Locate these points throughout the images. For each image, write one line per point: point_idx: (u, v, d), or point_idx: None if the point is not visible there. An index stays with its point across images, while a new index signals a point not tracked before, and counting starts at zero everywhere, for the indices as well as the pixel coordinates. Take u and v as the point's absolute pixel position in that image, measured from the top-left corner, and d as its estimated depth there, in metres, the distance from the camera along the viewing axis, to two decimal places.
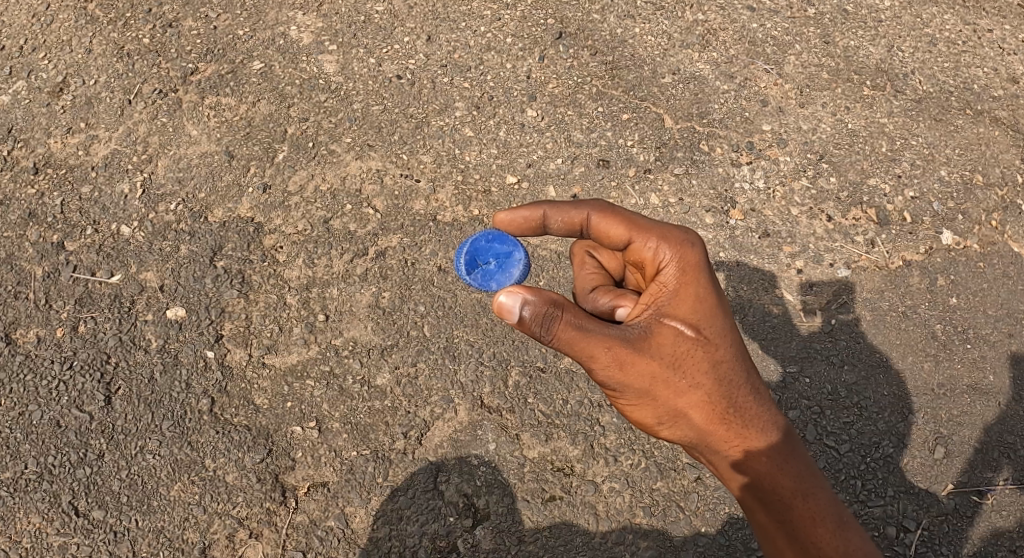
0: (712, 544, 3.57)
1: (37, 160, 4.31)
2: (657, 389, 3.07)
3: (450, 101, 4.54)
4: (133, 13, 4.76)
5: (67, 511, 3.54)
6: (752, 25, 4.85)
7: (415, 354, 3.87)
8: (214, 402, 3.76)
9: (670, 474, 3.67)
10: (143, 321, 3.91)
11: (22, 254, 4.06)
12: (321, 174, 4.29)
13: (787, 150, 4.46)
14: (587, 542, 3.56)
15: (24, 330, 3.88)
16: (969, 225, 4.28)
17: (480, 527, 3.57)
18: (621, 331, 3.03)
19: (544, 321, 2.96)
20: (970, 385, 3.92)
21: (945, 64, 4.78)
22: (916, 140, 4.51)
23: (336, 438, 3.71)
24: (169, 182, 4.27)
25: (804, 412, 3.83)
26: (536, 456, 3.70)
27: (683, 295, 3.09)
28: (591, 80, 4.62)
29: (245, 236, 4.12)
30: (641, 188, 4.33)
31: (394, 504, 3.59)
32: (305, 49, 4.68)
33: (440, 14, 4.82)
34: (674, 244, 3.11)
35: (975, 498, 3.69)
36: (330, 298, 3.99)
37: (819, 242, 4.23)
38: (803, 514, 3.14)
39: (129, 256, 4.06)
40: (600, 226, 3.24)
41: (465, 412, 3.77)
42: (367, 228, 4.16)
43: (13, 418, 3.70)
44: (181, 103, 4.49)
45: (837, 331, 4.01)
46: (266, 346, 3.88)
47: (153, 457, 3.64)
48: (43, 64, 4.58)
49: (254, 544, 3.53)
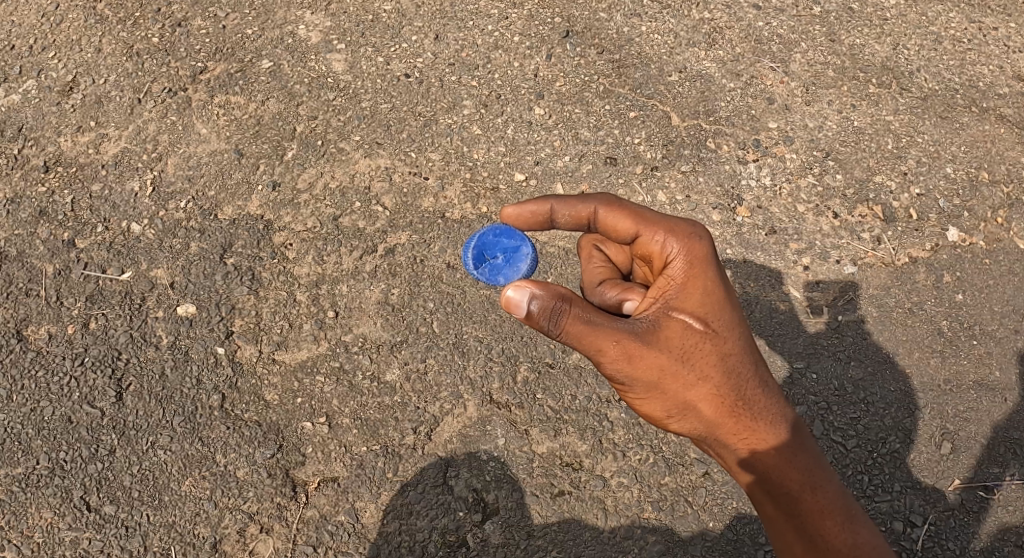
0: (720, 539, 3.59)
1: (47, 159, 4.34)
2: (665, 383, 3.09)
3: (457, 99, 4.56)
4: (142, 12, 4.79)
5: (78, 506, 3.56)
6: (758, 23, 4.87)
7: (425, 350, 3.89)
8: (224, 397, 3.78)
9: (679, 469, 3.69)
10: (153, 318, 3.94)
11: (33, 252, 4.09)
12: (329, 172, 4.32)
13: (793, 148, 4.49)
14: (596, 537, 3.58)
15: (35, 327, 3.91)
16: (975, 222, 4.30)
17: (490, 522, 3.59)
18: (629, 325, 3.05)
19: (551, 315, 2.99)
20: (976, 381, 3.94)
21: (951, 61, 4.80)
22: (921, 137, 4.53)
23: (345, 434, 3.73)
24: (178, 180, 4.30)
25: (811, 407, 3.85)
26: (545, 451, 3.72)
27: (690, 288, 3.11)
28: (598, 78, 4.65)
29: (254, 233, 4.15)
30: (648, 185, 4.35)
31: (404, 499, 3.62)
32: (313, 48, 4.70)
33: (447, 13, 4.85)
34: (681, 237, 3.14)
35: (982, 493, 3.71)
36: (339, 295, 4.01)
37: (826, 239, 4.25)
38: (811, 508, 3.16)
39: (140, 254, 4.09)
40: (607, 220, 3.28)
41: (475, 408, 3.79)
42: (375, 225, 4.18)
43: (25, 414, 3.73)
44: (190, 102, 4.52)
45: (844, 327, 4.03)
46: (276, 342, 3.91)
47: (164, 453, 3.67)
48: (52, 64, 4.61)
49: (264, 539, 3.55)
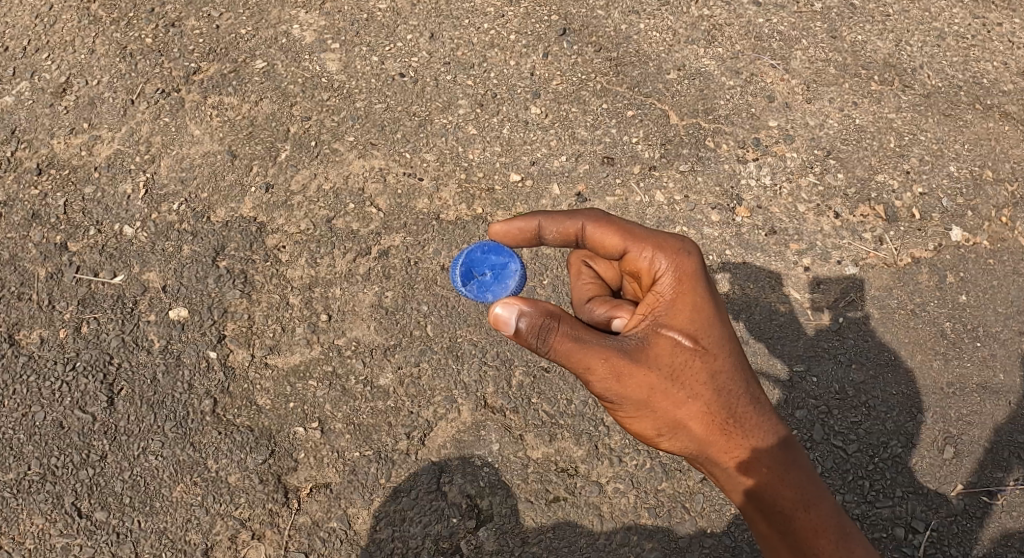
0: (718, 546, 3.53)
1: (40, 161, 4.30)
2: (655, 401, 3.03)
3: (453, 98, 4.51)
4: (136, 13, 4.74)
5: (69, 512, 3.53)
6: (758, 20, 4.80)
7: (419, 354, 3.84)
8: (216, 402, 3.74)
9: (676, 475, 3.63)
10: (145, 321, 3.90)
11: (25, 255, 4.05)
12: (323, 173, 4.27)
13: (794, 146, 4.42)
14: (591, 543, 3.53)
15: (27, 332, 3.87)
16: (979, 222, 4.23)
17: (484, 528, 3.54)
18: (618, 342, 3.00)
19: (539, 332, 2.95)
20: (980, 384, 3.87)
21: (954, 58, 4.72)
22: (924, 135, 4.46)
23: (338, 439, 3.69)
24: (171, 182, 4.26)
25: (811, 411, 3.79)
26: (540, 457, 3.67)
27: (680, 304, 3.05)
28: (595, 77, 4.58)
29: (247, 236, 4.10)
30: (646, 185, 4.29)
31: (397, 505, 3.57)
32: (307, 47, 4.65)
33: (443, 11, 4.79)
34: (670, 253, 3.09)
35: (985, 498, 3.64)
36: (332, 298, 3.97)
37: (826, 239, 4.19)
38: (805, 526, 3.09)
39: (132, 257, 4.05)
40: (594, 236, 3.22)
41: (469, 412, 3.74)
42: (369, 227, 4.13)
43: (16, 420, 3.69)
44: (183, 103, 4.47)
45: (845, 329, 3.97)
46: (268, 346, 3.86)
47: (155, 458, 3.63)
48: (45, 65, 4.57)
49: (256, 545, 3.51)
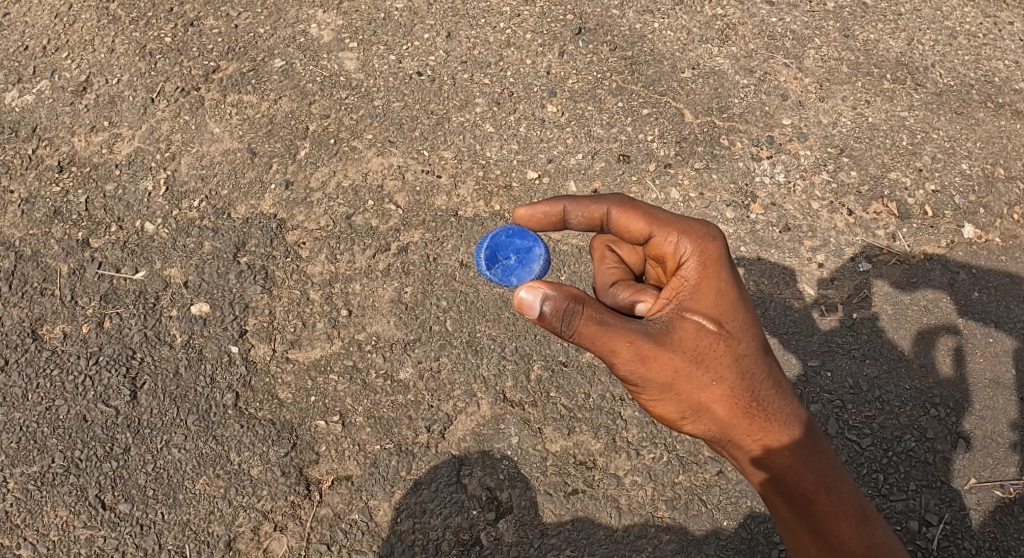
0: (735, 538, 3.57)
1: (61, 159, 4.36)
2: (679, 384, 3.08)
3: (470, 97, 4.56)
4: (155, 12, 4.80)
5: (94, 504, 3.57)
6: (771, 19, 4.85)
7: (438, 349, 3.89)
8: (238, 396, 3.79)
9: (692, 468, 3.68)
10: (167, 317, 3.95)
11: (47, 252, 4.10)
12: (342, 170, 4.32)
13: (807, 144, 4.46)
14: (609, 535, 3.57)
15: (50, 327, 3.92)
16: (991, 219, 4.27)
17: (503, 520, 3.59)
18: (643, 325, 3.04)
19: (564, 316, 2.98)
20: (992, 379, 3.90)
21: (966, 56, 4.77)
22: (937, 132, 4.50)
23: (359, 432, 3.74)
24: (191, 179, 4.31)
25: (826, 405, 3.83)
26: (559, 450, 3.72)
27: (704, 289, 3.10)
28: (611, 76, 4.63)
29: (268, 232, 4.15)
30: (661, 183, 4.33)
31: (417, 497, 3.62)
32: (326, 46, 4.71)
33: (460, 10, 4.85)
34: (694, 238, 3.13)
35: (998, 492, 3.68)
36: (352, 294, 4.02)
37: (840, 236, 4.23)
38: (826, 508, 3.17)
39: (153, 253, 4.10)
40: (620, 221, 3.27)
41: (488, 406, 3.79)
42: (389, 224, 4.18)
43: (40, 413, 3.74)
44: (203, 101, 4.53)
45: (859, 326, 4.01)
46: (289, 341, 3.91)
47: (178, 451, 3.68)
48: (65, 64, 4.63)
49: (278, 538, 3.55)
